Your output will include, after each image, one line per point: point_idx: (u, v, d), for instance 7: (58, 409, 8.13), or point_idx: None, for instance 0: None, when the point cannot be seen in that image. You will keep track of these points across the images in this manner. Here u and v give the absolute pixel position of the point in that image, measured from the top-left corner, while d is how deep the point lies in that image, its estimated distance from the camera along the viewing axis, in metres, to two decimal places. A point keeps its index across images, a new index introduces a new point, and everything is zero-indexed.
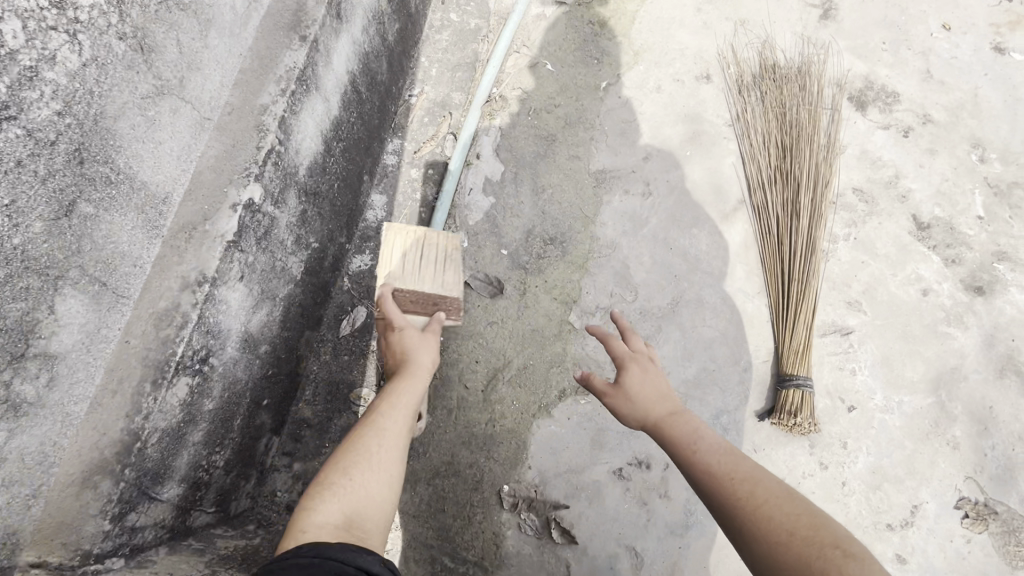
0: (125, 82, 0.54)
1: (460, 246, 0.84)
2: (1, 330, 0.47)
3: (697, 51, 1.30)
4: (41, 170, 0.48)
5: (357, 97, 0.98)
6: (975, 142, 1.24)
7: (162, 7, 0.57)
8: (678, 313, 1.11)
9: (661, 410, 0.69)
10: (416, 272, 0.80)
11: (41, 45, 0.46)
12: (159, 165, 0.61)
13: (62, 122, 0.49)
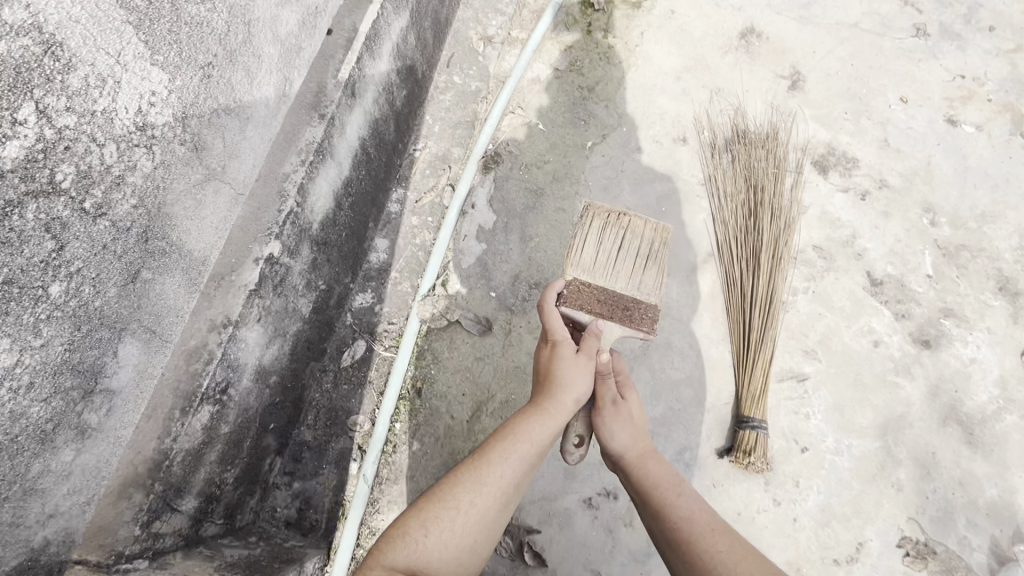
0: (184, 177, 0.65)
1: (662, 248, 0.98)
2: (80, 373, 0.59)
3: (676, 116, 1.44)
4: (119, 251, 0.59)
5: (366, 157, 1.11)
6: (927, 207, 1.35)
7: (216, 114, 0.67)
8: (648, 355, 1.22)
9: (634, 453, 0.93)
10: (614, 270, 0.95)
11: (128, 159, 0.57)
12: (203, 235, 0.71)
13: (137, 213, 0.60)
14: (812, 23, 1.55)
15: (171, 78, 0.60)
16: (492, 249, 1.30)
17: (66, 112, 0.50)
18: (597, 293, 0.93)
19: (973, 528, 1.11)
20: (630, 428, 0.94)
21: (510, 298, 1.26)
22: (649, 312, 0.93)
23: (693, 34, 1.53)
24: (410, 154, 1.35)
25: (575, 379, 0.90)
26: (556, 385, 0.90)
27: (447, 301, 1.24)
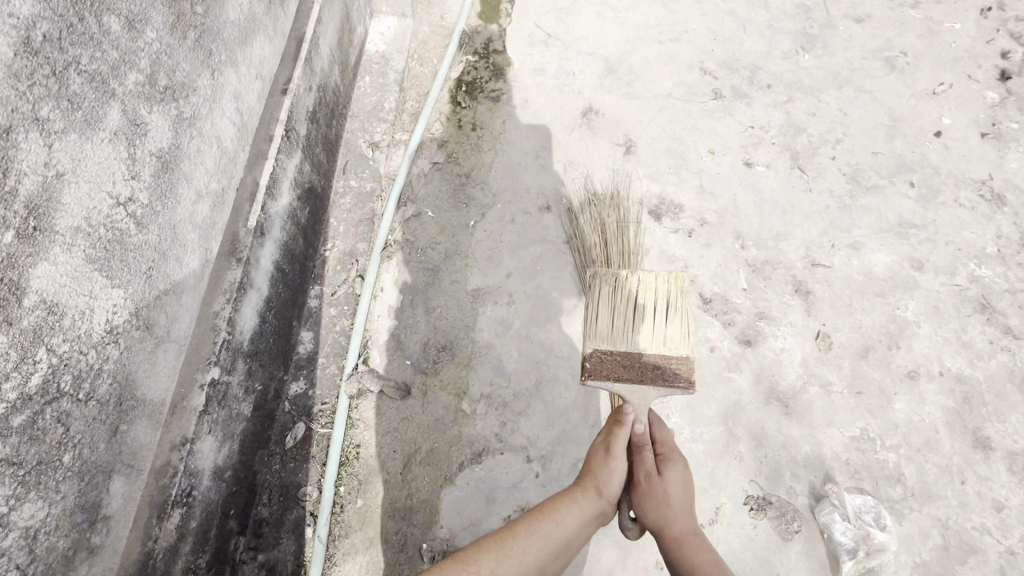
0: (143, 351, 0.88)
1: (671, 301, 1.33)
2: (84, 510, 0.81)
3: (539, 188, 1.77)
4: (103, 420, 0.82)
5: (282, 274, 1.35)
6: (738, 235, 1.74)
7: (160, 298, 0.91)
8: (541, 390, 1.50)
9: (685, 533, 1.19)
10: (636, 334, 1.31)
11: (103, 355, 0.80)
12: (161, 384, 0.94)
13: (112, 389, 0.83)
14: (637, 97, 1.94)
15: (127, 291, 0.83)
16: (402, 324, 1.56)
17: (64, 343, 0.74)
18: (624, 357, 1.30)
19: (796, 478, 1.47)
20: (665, 503, 1.21)
21: (423, 362, 1.52)
22: (672, 363, 1.28)
23: (545, 117, 1.88)
24: (322, 255, 1.63)
25: (610, 468, 1.21)
26: (597, 470, 1.22)
27: (369, 376, 1.48)
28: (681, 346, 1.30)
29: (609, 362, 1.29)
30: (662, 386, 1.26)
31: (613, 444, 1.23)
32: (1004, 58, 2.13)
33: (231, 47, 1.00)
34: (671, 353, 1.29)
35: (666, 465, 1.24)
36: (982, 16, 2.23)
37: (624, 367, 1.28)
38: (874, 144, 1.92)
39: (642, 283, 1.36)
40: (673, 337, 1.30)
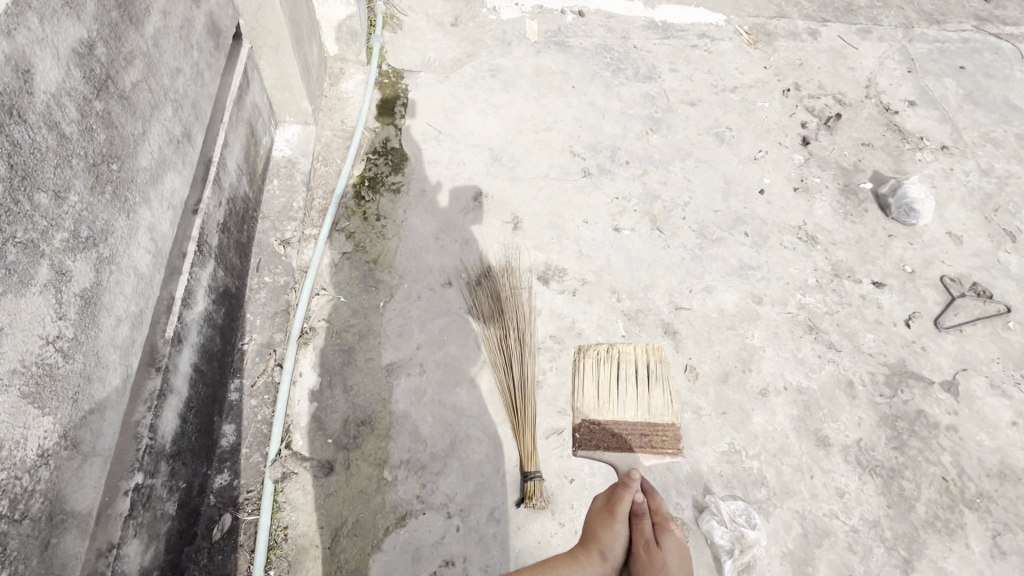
0: (73, 467, 0.96)
1: (659, 373, 1.79)
2: None
3: (441, 266, 2.00)
4: (36, 540, 0.89)
5: (201, 373, 1.46)
6: (614, 290, 2.06)
7: (87, 416, 1.00)
8: (455, 449, 1.67)
9: None
10: (624, 403, 1.74)
11: (38, 478, 0.88)
12: (89, 496, 1.02)
13: (45, 508, 0.90)
14: (519, 180, 2.27)
15: (59, 415, 0.92)
16: (322, 405, 1.69)
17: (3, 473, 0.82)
18: (613, 423, 1.72)
19: (681, 494, 1.73)
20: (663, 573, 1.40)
21: (344, 438, 1.65)
22: (667, 426, 1.72)
23: (441, 203, 2.14)
24: (240, 349, 1.74)
25: (614, 532, 1.41)
26: (602, 532, 1.42)
27: (293, 458, 1.59)
28: (663, 414, 1.73)
29: (598, 433, 1.70)
30: (648, 452, 1.69)
31: (616, 509, 1.45)
32: (803, 127, 2.71)
33: (144, 189, 1.17)
34: (655, 417, 1.73)
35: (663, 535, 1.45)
36: (784, 95, 2.83)
37: (614, 436, 1.70)
38: (714, 204, 2.35)
39: (624, 356, 1.81)
40: (654, 406, 1.74)
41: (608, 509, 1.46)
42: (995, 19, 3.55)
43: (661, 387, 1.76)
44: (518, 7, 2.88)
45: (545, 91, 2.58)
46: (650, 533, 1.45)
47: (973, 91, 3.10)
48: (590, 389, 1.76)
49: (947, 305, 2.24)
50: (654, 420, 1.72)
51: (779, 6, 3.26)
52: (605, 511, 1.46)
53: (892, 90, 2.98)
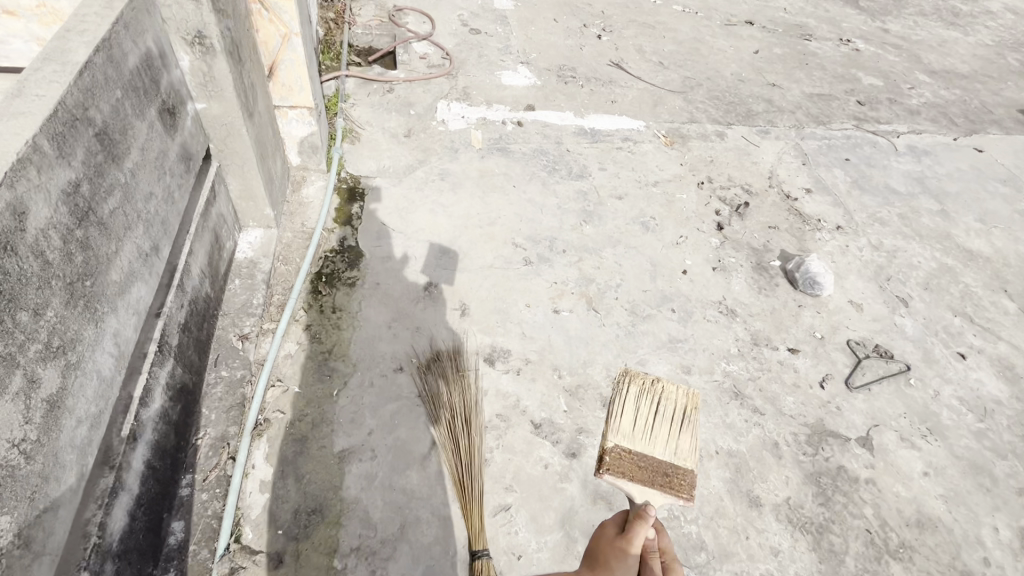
0: (25, 567, 1.02)
1: (696, 412, 1.51)
2: None
3: (393, 353, 2.14)
4: None
5: (153, 470, 1.52)
6: (555, 368, 2.23)
7: (42, 516, 1.07)
8: (404, 532, 1.73)
9: None
10: (656, 438, 1.46)
11: None
12: None
13: None
14: (466, 270, 2.50)
15: (17, 515, 0.99)
16: (273, 496, 1.73)
17: None
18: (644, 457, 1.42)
19: None
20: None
21: (294, 529, 1.69)
22: (690, 475, 1.43)
23: (394, 294, 2.33)
24: (193, 444, 1.79)
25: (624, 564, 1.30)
26: (613, 563, 1.31)
27: (241, 553, 1.61)
28: (687, 461, 1.45)
29: (627, 460, 1.40)
30: (671, 495, 1.39)
31: (630, 539, 1.32)
32: (718, 214, 3.10)
33: (112, 299, 1.30)
34: (683, 463, 1.45)
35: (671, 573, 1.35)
36: (699, 187, 3.24)
37: (639, 468, 1.40)
38: (643, 284, 2.62)
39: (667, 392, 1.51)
40: (682, 450, 1.46)
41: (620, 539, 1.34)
42: (870, 120, 4.22)
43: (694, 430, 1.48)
44: (464, 120, 3.29)
45: (489, 190, 2.89)
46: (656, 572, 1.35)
47: (859, 179, 3.63)
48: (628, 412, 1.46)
49: (855, 366, 2.50)
50: (678, 462, 1.44)
51: (690, 114, 3.81)
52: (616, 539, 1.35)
53: (791, 180, 3.47)
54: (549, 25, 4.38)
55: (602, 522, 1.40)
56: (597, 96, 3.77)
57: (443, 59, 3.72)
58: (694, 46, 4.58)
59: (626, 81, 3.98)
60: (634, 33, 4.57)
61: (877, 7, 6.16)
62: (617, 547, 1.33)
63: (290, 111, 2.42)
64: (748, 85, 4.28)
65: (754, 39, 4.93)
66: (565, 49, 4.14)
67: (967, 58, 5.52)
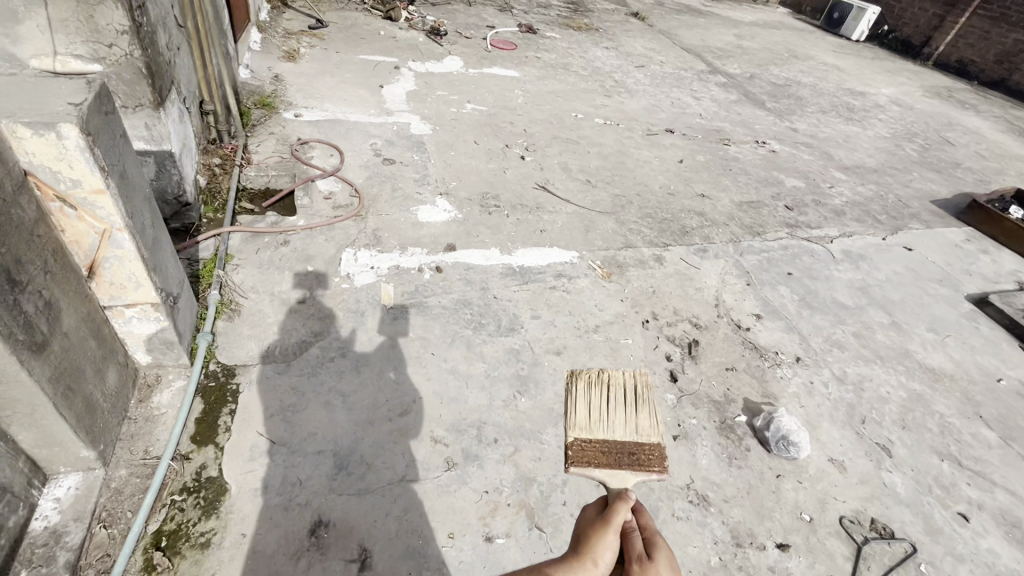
0: None
1: (647, 381, 1.60)
2: None
3: None
4: None
5: None
6: None
7: None
8: None
9: None
10: (613, 424, 1.52)
11: None
12: None
13: None
14: (371, 491, 1.94)
15: None
16: None
17: None
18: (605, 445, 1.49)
19: None
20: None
21: None
22: (656, 447, 1.50)
23: (266, 550, 1.73)
24: None
25: (605, 542, 1.14)
26: (591, 545, 1.14)
27: None
28: (651, 435, 1.52)
29: (591, 451, 1.48)
30: (640, 471, 1.46)
31: (607, 515, 1.18)
32: (669, 360, 2.74)
33: None
34: (645, 438, 1.51)
35: (658, 549, 1.16)
36: (644, 328, 2.90)
37: (603, 454, 1.48)
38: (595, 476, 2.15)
39: (614, 379, 1.61)
40: (643, 426, 1.53)
41: (598, 520, 1.19)
42: (802, 225, 4.16)
43: (649, 406, 1.56)
44: (374, 271, 2.85)
45: (401, 364, 2.42)
46: (642, 553, 1.16)
47: (806, 295, 3.43)
48: (584, 407, 1.55)
49: (857, 558, 2.07)
50: (642, 439, 1.51)
51: (624, 237, 3.57)
52: (592, 522, 1.20)
53: (739, 305, 3.21)
54: (470, 148, 4.17)
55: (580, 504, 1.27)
56: (524, 225, 3.47)
57: (350, 198, 3.35)
58: (621, 160, 4.49)
59: (554, 205, 3.73)
60: (558, 150, 4.44)
61: (782, 107, 6.53)
62: (595, 526, 1.18)
63: (127, 309, 1.88)
64: (679, 198, 4.16)
65: (676, 147, 4.94)
66: (487, 174, 3.90)
67: (872, 151, 5.81)
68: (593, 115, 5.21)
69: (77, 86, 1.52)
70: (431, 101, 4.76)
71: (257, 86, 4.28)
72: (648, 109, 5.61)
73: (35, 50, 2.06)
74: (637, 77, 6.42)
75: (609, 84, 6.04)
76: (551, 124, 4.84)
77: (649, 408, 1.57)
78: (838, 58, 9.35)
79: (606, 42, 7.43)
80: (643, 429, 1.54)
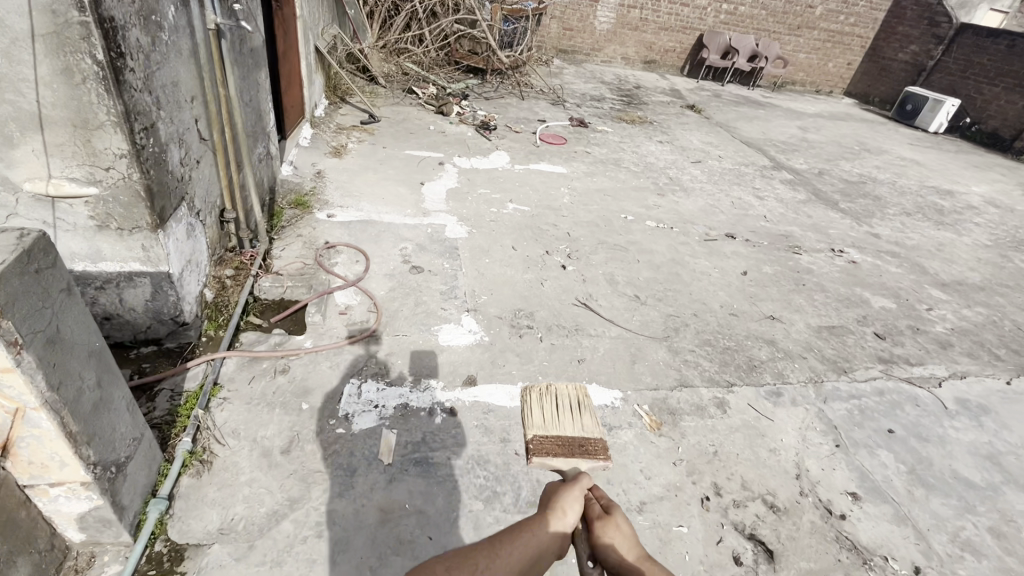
0: None
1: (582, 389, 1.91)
2: None
3: None
4: None
5: None
6: None
7: None
8: None
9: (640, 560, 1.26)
10: (561, 422, 1.76)
11: None
12: None
13: None
14: None
15: None
16: None
17: None
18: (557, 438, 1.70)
19: None
20: (619, 539, 1.30)
21: None
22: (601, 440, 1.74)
23: None
24: None
25: (565, 500, 1.34)
26: (558, 507, 1.32)
27: None
28: (594, 432, 1.74)
29: (549, 444, 1.68)
30: (588, 456, 1.66)
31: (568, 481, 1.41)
32: (737, 564, 2.09)
33: None
34: (592, 432, 1.75)
35: (612, 507, 1.37)
36: (703, 509, 2.28)
37: (559, 445, 1.68)
38: None
39: (560, 390, 1.88)
40: (588, 425, 1.77)
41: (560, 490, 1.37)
42: (899, 361, 3.45)
43: (590, 410, 1.82)
44: (377, 413, 2.44)
45: (388, 551, 1.92)
46: (600, 513, 1.36)
47: (917, 465, 2.69)
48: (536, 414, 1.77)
49: None
50: (590, 434, 1.74)
51: (678, 372, 3.02)
52: (555, 490, 1.38)
53: (828, 478, 2.53)
54: (507, 255, 3.85)
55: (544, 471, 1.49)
56: (560, 354, 3.01)
57: (367, 315, 3.05)
58: (674, 271, 4.03)
59: (595, 326, 3.28)
60: (604, 257, 4.05)
61: (858, 208, 5.93)
62: (559, 489, 1.38)
63: (52, 488, 1.54)
64: (744, 321, 3.59)
65: (738, 256, 4.43)
66: (523, 286, 3.54)
67: (973, 264, 5.04)
68: (644, 216, 4.83)
69: (4, 242, 1.26)
70: (472, 201, 4.57)
71: (296, 184, 4.24)
72: (705, 210, 5.19)
73: (29, 174, 1.95)
74: (693, 174, 6.08)
75: (663, 181, 5.71)
76: (598, 226, 4.49)
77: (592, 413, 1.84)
78: (916, 151, 8.70)
79: (660, 136, 7.23)
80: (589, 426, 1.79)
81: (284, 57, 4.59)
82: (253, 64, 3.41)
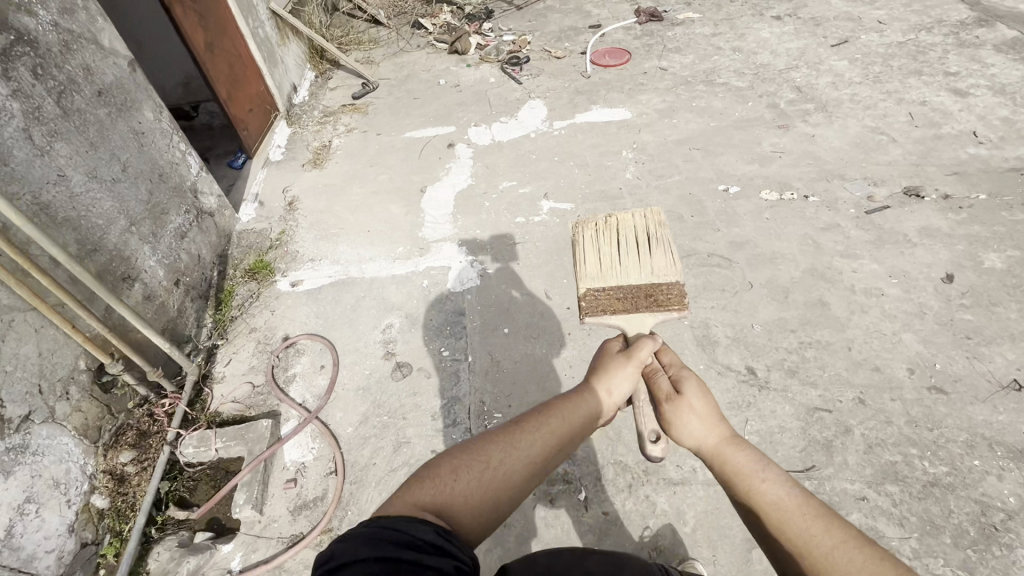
0: None
1: (655, 219, 2.11)
2: None
3: None
4: None
5: None
6: None
7: None
8: None
9: (715, 439, 1.28)
10: (622, 271, 2.04)
11: None
12: None
13: None
14: None
15: None
16: None
17: None
18: (618, 293, 2.02)
19: None
20: (691, 420, 1.33)
21: None
22: (668, 290, 1.98)
23: None
24: None
25: (622, 375, 1.45)
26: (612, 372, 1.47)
27: None
28: (659, 276, 2.01)
29: (607, 299, 2.01)
30: (656, 306, 1.97)
31: (631, 354, 1.50)
32: None
33: None
34: (653, 283, 2.01)
35: (684, 381, 1.41)
36: None
37: (620, 299, 2.01)
38: None
39: (624, 226, 2.09)
40: (653, 272, 2.02)
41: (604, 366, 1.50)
42: None
43: (656, 250, 2.05)
44: None
45: None
46: (666, 387, 1.44)
47: None
48: (591, 254, 2.08)
49: None
50: (654, 285, 2.00)
51: None
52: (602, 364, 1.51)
53: None
54: (536, 313, 2.57)
55: (604, 343, 1.58)
56: (616, 536, 1.87)
57: (324, 485, 2.09)
58: (815, 300, 2.44)
59: (677, 461, 2.00)
60: (692, 289, 2.56)
61: None
62: (615, 365, 1.49)
63: None
64: (959, 405, 2.02)
65: (932, 240, 2.63)
66: (559, 379, 2.30)
67: None
68: (756, 182, 3.10)
69: None
70: (490, 208, 3.21)
71: (259, 233, 3.23)
72: (862, 145, 3.23)
73: None
74: (836, 70, 3.90)
75: (785, 98, 3.71)
76: (680, 222, 2.93)
77: (660, 252, 2.06)
78: None
79: (777, 6, 4.84)
80: (655, 271, 2.05)
81: (211, 52, 3.37)
82: (111, 114, 2.29)
